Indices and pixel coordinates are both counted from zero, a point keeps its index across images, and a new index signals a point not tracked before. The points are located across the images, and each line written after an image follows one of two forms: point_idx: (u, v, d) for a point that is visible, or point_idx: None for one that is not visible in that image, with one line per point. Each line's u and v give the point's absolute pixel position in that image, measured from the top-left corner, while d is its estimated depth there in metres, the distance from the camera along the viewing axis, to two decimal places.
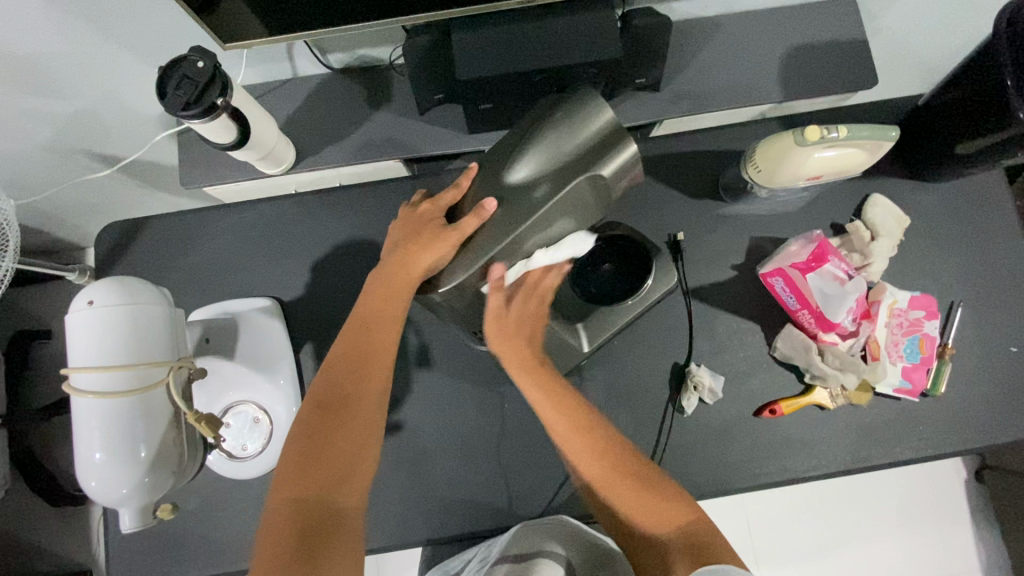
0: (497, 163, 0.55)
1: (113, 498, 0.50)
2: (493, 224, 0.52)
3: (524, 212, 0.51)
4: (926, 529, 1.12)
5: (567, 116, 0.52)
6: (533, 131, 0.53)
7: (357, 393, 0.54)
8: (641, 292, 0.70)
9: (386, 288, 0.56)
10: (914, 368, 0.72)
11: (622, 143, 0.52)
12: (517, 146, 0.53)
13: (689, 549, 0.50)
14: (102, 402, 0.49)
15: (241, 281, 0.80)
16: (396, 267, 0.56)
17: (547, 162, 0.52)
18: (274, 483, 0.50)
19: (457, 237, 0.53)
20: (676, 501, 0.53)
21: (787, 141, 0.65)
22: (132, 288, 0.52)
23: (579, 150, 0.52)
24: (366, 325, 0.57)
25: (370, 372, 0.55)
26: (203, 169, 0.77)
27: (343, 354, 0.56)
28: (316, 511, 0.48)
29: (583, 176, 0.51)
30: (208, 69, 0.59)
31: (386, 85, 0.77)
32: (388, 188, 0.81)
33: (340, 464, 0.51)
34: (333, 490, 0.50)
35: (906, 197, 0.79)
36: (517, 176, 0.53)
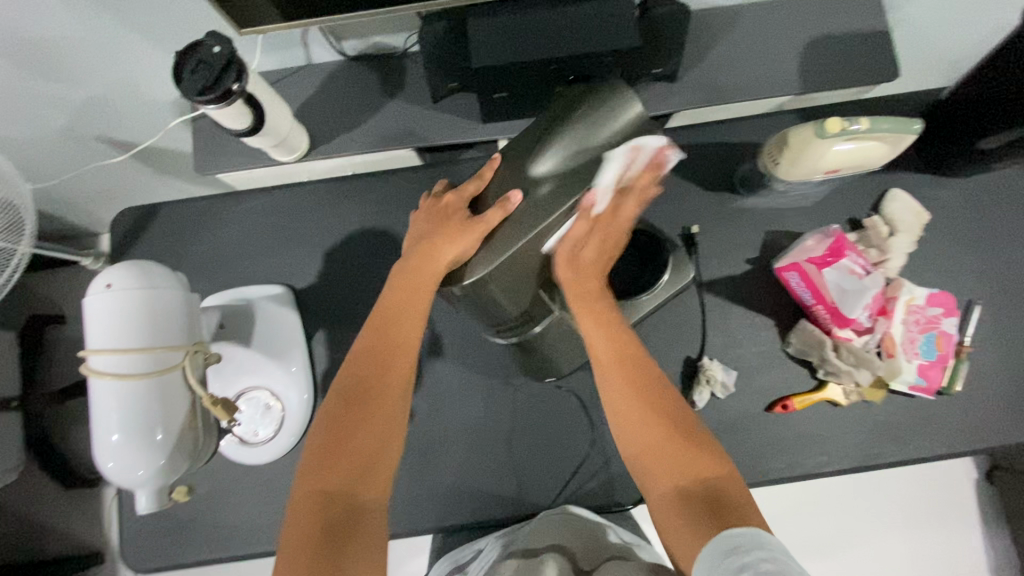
0: (518, 156, 0.53)
1: (130, 480, 0.51)
2: (519, 217, 0.51)
3: (554, 205, 0.50)
4: (934, 529, 1.11)
5: (592, 109, 0.52)
6: (558, 124, 0.52)
7: (382, 386, 0.53)
8: (657, 287, 0.70)
9: (412, 279, 0.55)
10: (930, 366, 0.71)
11: (649, 138, 0.53)
12: (541, 139, 0.52)
13: (709, 506, 0.47)
14: (119, 384, 0.49)
15: (254, 269, 0.80)
16: (421, 259, 0.55)
17: (575, 156, 0.51)
18: (298, 477, 0.49)
19: (483, 229, 0.51)
20: (708, 457, 0.50)
21: (806, 134, 0.64)
22: (150, 273, 0.52)
23: (605, 145, 0.52)
24: (389, 318, 0.56)
25: (395, 365, 0.55)
26: (217, 156, 0.77)
27: (367, 346, 0.56)
28: (340, 504, 0.48)
29: (612, 171, 0.52)
30: (224, 55, 0.59)
31: (400, 73, 0.77)
32: (401, 177, 0.81)
33: (364, 458, 0.50)
34: (357, 484, 0.49)
35: (926, 192, 0.78)
36: (542, 170, 0.52)
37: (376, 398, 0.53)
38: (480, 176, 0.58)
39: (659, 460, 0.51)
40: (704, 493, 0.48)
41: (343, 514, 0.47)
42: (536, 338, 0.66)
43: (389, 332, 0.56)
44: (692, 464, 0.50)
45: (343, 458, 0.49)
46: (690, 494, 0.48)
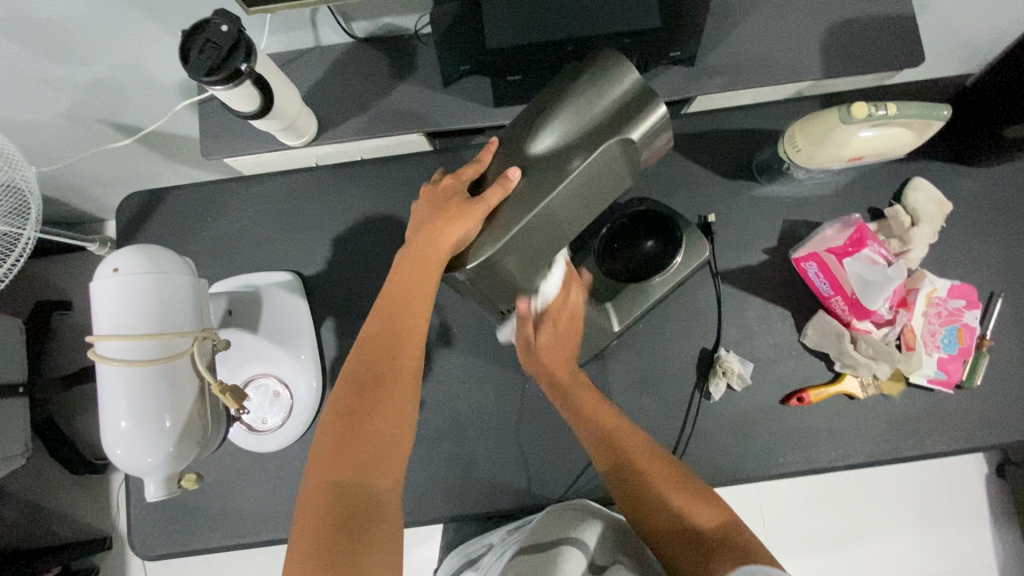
0: (518, 135, 0.53)
1: (140, 467, 0.50)
2: (519, 194, 0.51)
3: (554, 179, 0.49)
4: (944, 524, 1.10)
5: (589, 81, 0.51)
6: (555, 99, 0.51)
7: (391, 374, 0.52)
8: (669, 269, 0.68)
9: (416, 264, 0.53)
10: (950, 359, 0.70)
11: (650, 104, 0.50)
12: (539, 116, 0.52)
13: (723, 547, 0.51)
14: (128, 371, 0.48)
15: (262, 255, 0.79)
16: (423, 244, 0.53)
17: (574, 128, 0.50)
18: (309, 468, 0.48)
19: (484, 210, 0.51)
20: (710, 503, 0.55)
21: (830, 119, 0.62)
22: (158, 258, 0.51)
23: (605, 115, 0.50)
24: (395, 304, 0.55)
25: (403, 351, 0.53)
26: (223, 140, 0.75)
27: (374, 333, 0.54)
28: (354, 495, 0.46)
29: (615, 139, 0.49)
30: (232, 33, 0.57)
31: (411, 55, 0.75)
32: (411, 162, 0.79)
33: (376, 447, 0.49)
34: (368, 476, 0.48)
35: (949, 182, 0.76)
36: (542, 146, 0.51)
37: (385, 385, 0.51)
38: (480, 160, 0.57)
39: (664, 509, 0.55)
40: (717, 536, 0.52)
41: (358, 507, 0.46)
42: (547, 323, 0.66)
43: (398, 318, 0.54)
44: (700, 509, 0.54)
45: (353, 446, 0.48)
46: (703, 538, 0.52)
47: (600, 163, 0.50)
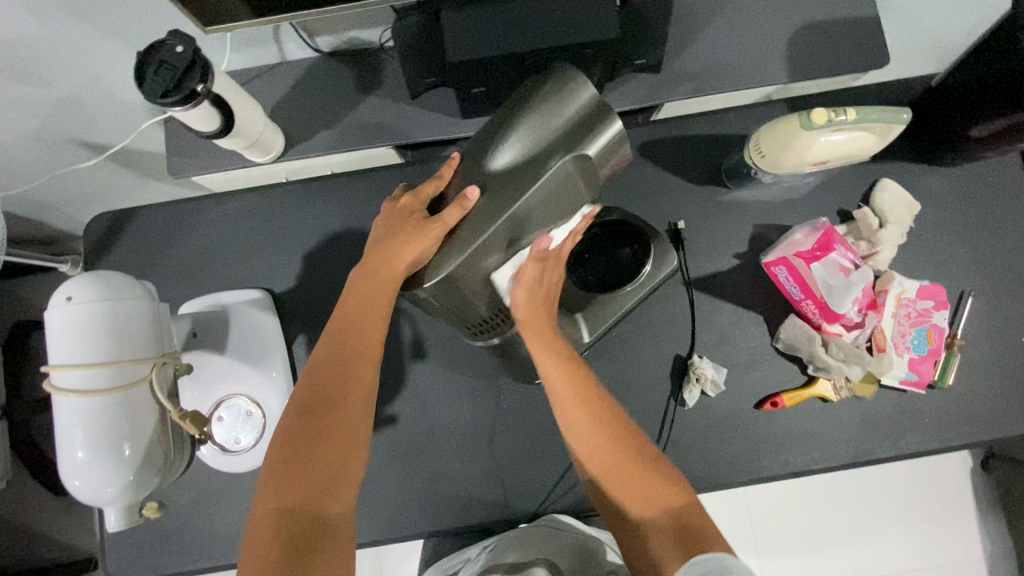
0: (477, 152, 0.53)
1: (99, 497, 0.49)
2: (479, 212, 0.50)
3: (513, 198, 0.49)
4: (930, 520, 1.11)
5: (546, 96, 0.51)
6: (514, 114, 0.51)
7: (343, 395, 0.52)
8: (638, 278, 0.68)
9: (373, 285, 0.54)
10: (921, 359, 0.70)
11: (605, 121, 0.51)
12: (498, 130, 0.51)
13: (676, 535, 0.48)
14: (83, 401, 0.48)
15: (232, 273, 0.78)
16: (379, 264, 0.54)
17: (533, 144, 0.50)
18: (258, 493, 0.48)
19: (441, 228, 0.50)
20: (671, 482, 0.51)
21: (792, 125, 0.62)
22: (115, 286, 0.50)
23: (563, 130, 0.50)
24: (348, 326, 0.55)
25: (355, 375, 0.53)
26: (189, 159, 0.75)
27: (326, 356, 0.54)
28: (303, 519, 0.46)
29: (570, 157, 0.50)
30: (188, 55, 0.56)
31: (377, 68, 0.75)
32: (380, 175, 0.79)
33: (325, 469, 0.49)
34: (320, 498, 0.48)
35: (918, 182, 0.76)
36: (501, 162, 0.51)
37: (337, 407, 0.52)
38: (439, 176, 0.56)
39: (627, 493, 0.52)
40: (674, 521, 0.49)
41: (308, 532, 0.46)
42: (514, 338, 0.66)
43: (351, 340, 0.55)
44: (659, 491, 0.51)
45: (302, 472, 0.48)
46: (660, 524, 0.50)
47: (555, 181, 0.50)
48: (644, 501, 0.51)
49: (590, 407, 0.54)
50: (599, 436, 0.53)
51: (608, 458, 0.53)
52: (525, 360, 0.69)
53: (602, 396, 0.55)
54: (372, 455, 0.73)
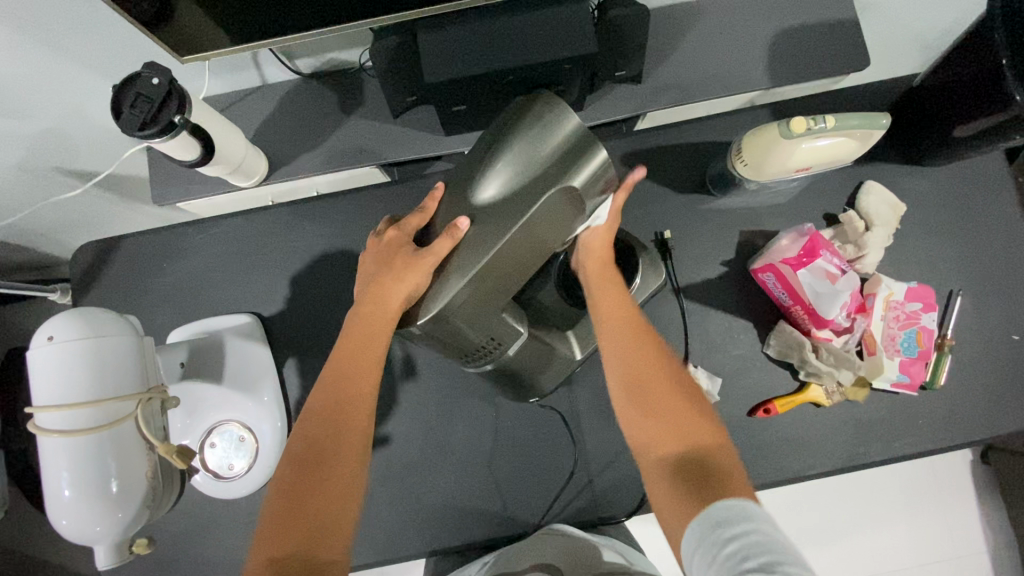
0: (464, 181, 0.52)
1: (88, 535, 0.49)
2: (467, 246, 0.50)
3: (504, 229, 0.49)
4: (933, 515, 1.10)
5: (532, 125, 0.50)
6: (500, 143, 0.50)
7: (337, 441, 0.52)
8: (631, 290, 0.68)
9: (366, 326, 0.55)
10: (912, 361, 0.70)
11: (592, 148, 0.50)
12: (484, 161, 0.51)
13: (701, 476, 0.47)
14: (68, 440, 0.48)
15: (221, 297, 0.78)
16: (372, 304, 0.54)
17: (519, 175, 0.50)
18: (255, 544, 0.48)
19: (433, 261, 0.51)
20: (706, 421, 0.51)
21: (772, 133, 0.62)
22: (97, 323, 0.50)
23: (549, 161, 0.50)
24: (342, 371, 0.56)
25: (347, 420, 0.54)
26: (173, 186, 0.75)
27: (321, 403, 0.55)
28: (298, 569, 0.46)
29: (558, 187, 0.50)
30: (164, 86, 0.56)
31: (358, 88, 0.75)
32: (366, 194, 0.79)
33: (320, 518, 0.49)
34: (316, 544, 0.48)
35: (903, 183, 0.76)
36: (487, 196, 0.51)
37: (330, 454, 0.52)
38: (425, 209, 0.57)
39: (661, 425, 0.51)
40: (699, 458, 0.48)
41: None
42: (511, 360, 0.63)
43: (346, 385, 0.55)
44: (692, 428, 0.51)
45: (297, 522, 0.48)
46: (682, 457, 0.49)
47: (543, 212, 0.50)
48: (677, 433, 0.50)
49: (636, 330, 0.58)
50: (643, 367, 0.55)
51: (649, 385, 0.54)
52: (519, 384, 0.68)
53: (651, 335, 0.58)
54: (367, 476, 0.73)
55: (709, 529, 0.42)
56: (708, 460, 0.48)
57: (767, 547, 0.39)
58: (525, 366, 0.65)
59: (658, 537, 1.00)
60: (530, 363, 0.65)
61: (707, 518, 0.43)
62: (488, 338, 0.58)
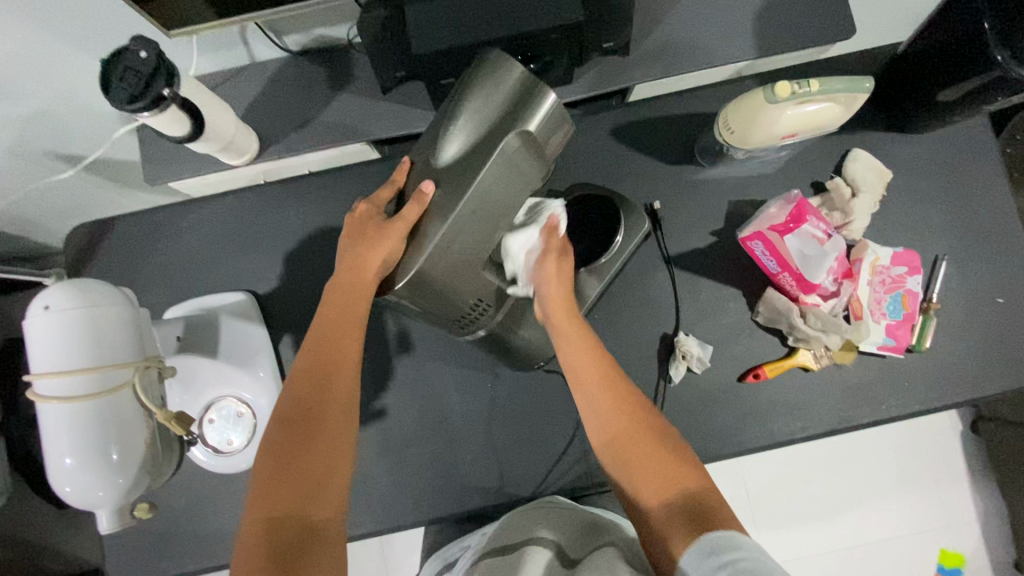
0: (428, 150, 0.55)
1: (90, 501, 0.50)
2: (437, 206, 0.53)
3: (468, 180, 0.51)
4: (924, 485, 1.12)
5: (480, 83, 0.53)
6: (453, 105, 0.53)
7: (325, 405, 0.53)
8: (612, 249, 0.68)
9: (344, 293, 0.56)
10: (898, 325, 0.71)
11: (538, 96, 0.53)
12: (442, 126, 0.53)
13: (694, 518, 0.47)
14: (68, 407, 0.49)
15: (216, 276, 0.79)
16: (347, 273, 0.56)
17: (476, 130, 0.52)
18: (247, 505, 0.49)
19: (404, 226, 0.53)
20: (688, 462, 0.51)
21: (757, 99, 0.63)
22: (91, 292, 0.51)
23: (503, 111, 0.53)
24: (325, 338, 0.56)
25: (336, 384, 0.55)
26: (164, 165, 0.75)
27: (306, 369, 0.55)
28: (291, 528, 0.47)
29: (513, 133, 0.52)
30: (152, 60, 0.57)
31: (347, 64, 0.75)
32: (358, 172, 0.79)
33: (310, 480, 0.50)
34: (306, 505, 0.49)
35: (889, 151, 0.77)
36: (449, 155, 0.53)
37: (318, 417, 0.53)
38: (394, 181, 0.58)
39: (647, 475, 0.51)
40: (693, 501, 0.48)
41: (294, 537, 0.47)
42: (505, 330, 0.64)
43: (330, 351, 0.56)
44: (679, 471, 0.50)
45: (288, 483, 0.49)
46: (675, 504, 0.49)
47: (505, 160, 0.52)
48: (668, 478, 0.50)
49: (609, 381, 0.55)
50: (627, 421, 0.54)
51: (626, 439, 0.53)
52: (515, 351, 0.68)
53: (625, 384, 0.56)
54: (365, 449, 0.74)
55: (703, 556, 0.44)
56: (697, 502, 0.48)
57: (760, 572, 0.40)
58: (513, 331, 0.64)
59: None
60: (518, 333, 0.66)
61: (699, 547, 0.45)
62: (475, 303, 0.57)
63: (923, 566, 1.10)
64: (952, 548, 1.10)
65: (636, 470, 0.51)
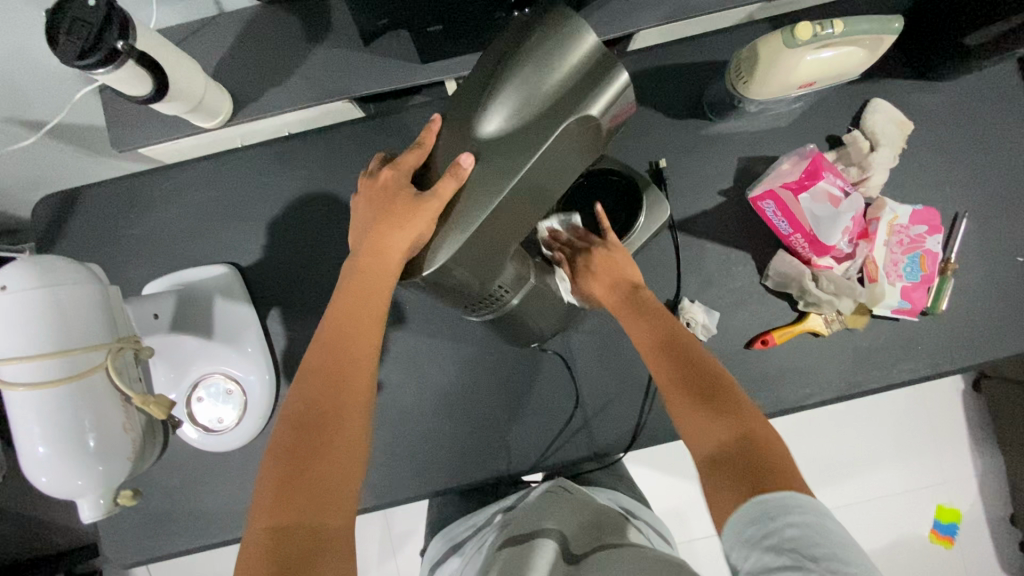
0: (465, 116, 0.48)
1: (70, 490, 0.48)
2: (474, 185, 0.46)
3: (516, 166, 0.46)
4: (925, 444, 1.12)
5: (540, 47, 0.46)
6: (506, 70, 0.46)
7: (340, 402, 0.49)
8: (631, 232, 0.64)
9: (363, 280, 0.51)
10: (914, 287, 0.68)
11: (609, 75, 0.48)
12: (486, 91, 0.46)
13: (739, 475, 0.43)
14: (36, 394, 0.45)
15: (195, 249, 0.75)
16: (370, 254, 0.50)
17: (527, 105, 0.46)
18: (253, 512, 0.45)
19: (437, 204, 0.47)
20: (750, 421, 0.46)
21: (775, 43, 0.58)
22: (52, 270, 0.46)
23: (561, 86, 0.47)
24: (341, 327, 0.52)
25: (350, 379, 0.51)
26: (129, 129, 0.69)
27: (318, 364, 0.51)
28: (300, 538, 0.43)
29: (573, 117, 0.47)
30: (102, 8, 0.51)
31: (325, 13, 0.68)
32: (342, 133, 0.75)
33: (327, 486, 0.46)
34: (318, 511, 0.45)
35: (913, 100, 0.72)
36: (494, 127, 0.47)
37: (333, 417, 0.49)
38: (421, 145, 0.52)
39: (704, 429, 0.47)
40: (734, 451, 0.44)
41: (306, 547, 0.43)
42: (516, 311, 0.60)
43: (344, 343, 0.52)
44: (721, 426, 0.46)
45: (300, 489, 0.45)
46: (727, 459, 0.44)
47: (558, 145, 0.47)
48: (710, 431, 0.46)
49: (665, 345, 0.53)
50: (675, 371, 0.51)
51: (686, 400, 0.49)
52: (526, 328, 0.65)
53: (688, 344, 0.53)
54: None
55: (751, 523, 0.39)
56: (748, 458, 0.43)
57: (813, 539, 0.37)
58: (526, 311, 0.61)
59: (652, 476, 1.09)
60: (535, 313, 0.62)
61: (746, 512, 0.40)
62: (497, 287, 0.54)
63: (920, 523, 1.11)
64: (949, 505, 1.11)
65: (680, 419, 0.49)
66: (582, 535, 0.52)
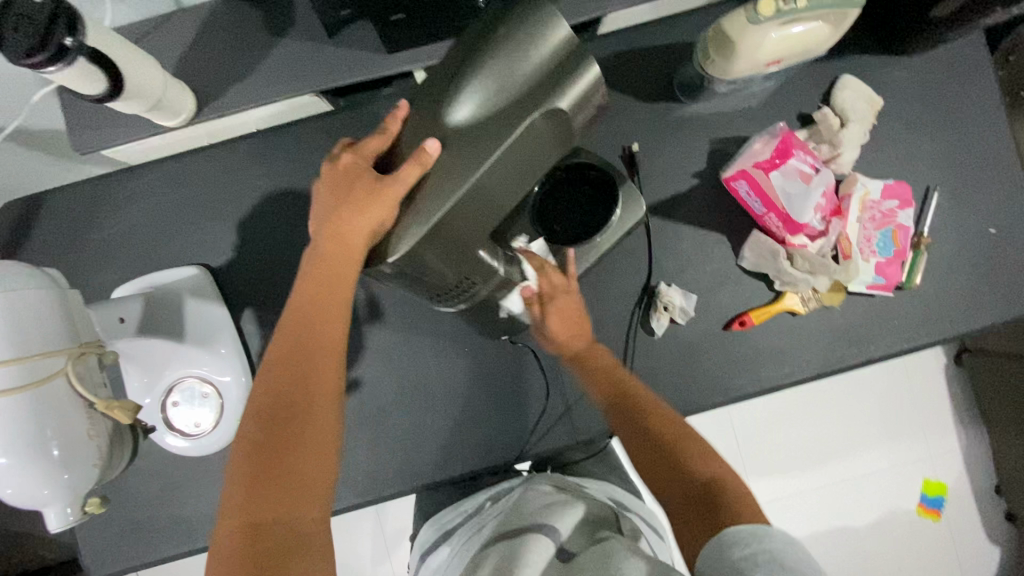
0: (432, 102, 0.47)
1: (36, 499, 0.47)
2: (438, 173, 0.46)
3: (481, 157, 0.45)
4: (909, 419, 1.13)
5: (511, 37, 0.45)
6: (475, 57, 0.45)
7: (308, 392, 0.49)
8: (608, 226, 0.64)
9: (329, 269, 0.51)
10: (888, 262, 0.68)
11: (581, 69, 0.47)
12: (455, 79, 0.46)
13: (707, 512, 0.48)
14: None
15: (164, 251, 0.73)
16: (334, 241, 0.50)
17: (495, 96, 0.45)
18: (223, 509, 0.45)
19: (398, 191, 0.46)
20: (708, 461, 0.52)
21: (739, 21, 0.57)
22: (7, 275, 0.45)
23: (531, 78, 0.46)
24: (308, 318, 0.52)
25: (319, 370, 0.50)
26: (89, 131, 0.67)
27: (284, 355, 0.50)
28: (273, 534, 0.44)
29: (541, 111, 0.46)
30: (48, 5, 0.50)
31: (285, 5, 0.67)
32: (310, 128, 0.73)
33: (299, 480, 0.46)
34: (289, 506, 0.45)
35: (882, 76, 0.72)
36: (462, 116, 0.46)
37: (300, 410, 0.48)
38: (386, 130, 0.51)
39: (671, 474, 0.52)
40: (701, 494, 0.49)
41: (282, 543, 0.44)
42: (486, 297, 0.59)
43: (309, 333, 0.51)
44: (691, 471, 0.52)
45: (272, 484, 0.45)
46: (694, 499, 0.50)
47: (526, 137, 0.46)
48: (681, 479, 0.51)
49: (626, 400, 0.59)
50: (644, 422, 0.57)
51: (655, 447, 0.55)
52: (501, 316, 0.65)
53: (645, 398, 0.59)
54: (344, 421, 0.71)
55: (721, 547, 0.43)
56: (711, 497, 0.49)
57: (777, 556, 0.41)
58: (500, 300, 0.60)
59: None
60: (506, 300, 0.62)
61: (716, 542, 0.44)
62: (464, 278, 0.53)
63: (908, 499, 1.12)
64: (935, 479, 1.12)
65: (652, 466, 0.54)
66: (576, 536, 0.52)
